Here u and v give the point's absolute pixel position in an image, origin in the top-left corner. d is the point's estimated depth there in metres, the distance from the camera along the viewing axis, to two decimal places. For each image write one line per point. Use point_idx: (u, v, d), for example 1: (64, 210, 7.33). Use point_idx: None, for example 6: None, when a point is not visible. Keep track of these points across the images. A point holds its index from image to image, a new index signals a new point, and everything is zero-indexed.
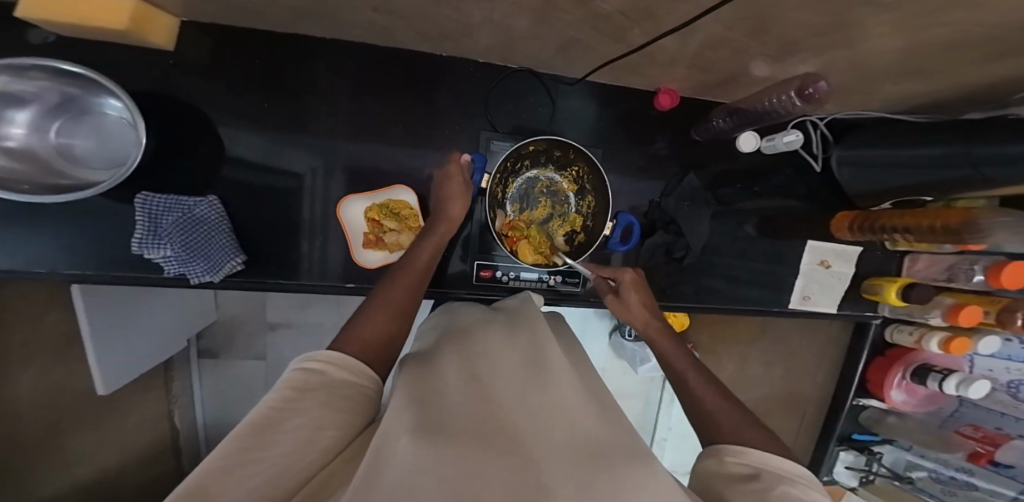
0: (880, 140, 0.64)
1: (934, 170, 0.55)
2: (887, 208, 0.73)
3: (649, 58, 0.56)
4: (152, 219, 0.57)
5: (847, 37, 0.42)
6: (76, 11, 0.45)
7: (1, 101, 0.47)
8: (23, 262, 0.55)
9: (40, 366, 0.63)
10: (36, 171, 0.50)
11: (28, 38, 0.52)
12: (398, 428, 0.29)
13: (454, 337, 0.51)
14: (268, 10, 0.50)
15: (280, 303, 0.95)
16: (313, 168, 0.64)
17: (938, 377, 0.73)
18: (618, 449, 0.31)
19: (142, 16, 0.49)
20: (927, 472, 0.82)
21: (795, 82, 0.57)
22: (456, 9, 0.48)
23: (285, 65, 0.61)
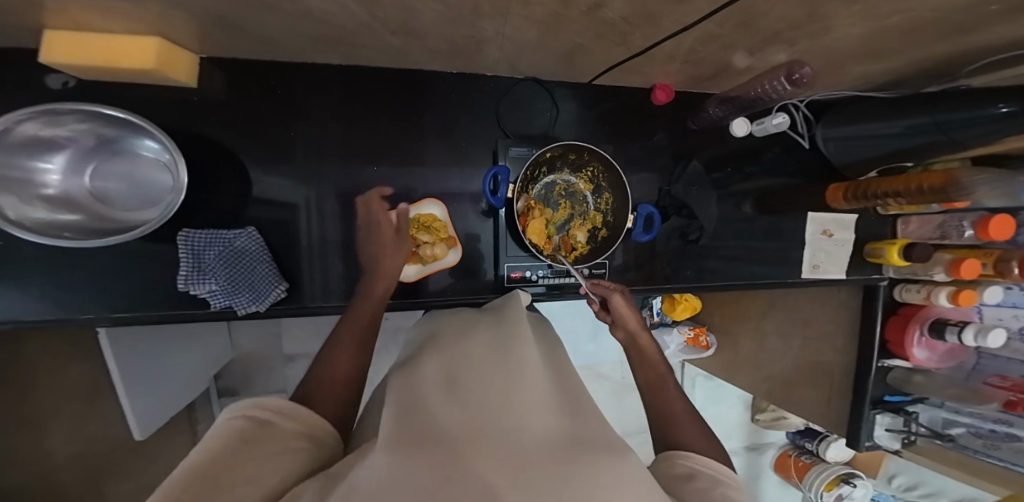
0: (855, 116, 0.69)
1: (907, 138, 0.59)
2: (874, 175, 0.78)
3: (649, 58, 0.62)
4: (195, 254, 0.57)
5: (823, 27, 0.47)
6: (104, 54, 0.47)
7: (40, 148, 0.49)
8: (70, 310, 0.55)
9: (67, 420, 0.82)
10: (73, 213, 0.51)
11: (46, 83, 0.53)
12: (381, 445, 0.32)
13: (433, 350, 0.53)
14: (292, 41, 0.53)
15: (296, 336, 1.14)
16: (307, 199, 0.65)
17: (955, 330, 0.72)
18: (583, 444, 0.35)
19: (166, 54, 0.50)
20: (964, 428, 0.79)
21: (782, 69, 0.63)
22: (471, 28, 0.52)
23: (305, 92, 0.64)
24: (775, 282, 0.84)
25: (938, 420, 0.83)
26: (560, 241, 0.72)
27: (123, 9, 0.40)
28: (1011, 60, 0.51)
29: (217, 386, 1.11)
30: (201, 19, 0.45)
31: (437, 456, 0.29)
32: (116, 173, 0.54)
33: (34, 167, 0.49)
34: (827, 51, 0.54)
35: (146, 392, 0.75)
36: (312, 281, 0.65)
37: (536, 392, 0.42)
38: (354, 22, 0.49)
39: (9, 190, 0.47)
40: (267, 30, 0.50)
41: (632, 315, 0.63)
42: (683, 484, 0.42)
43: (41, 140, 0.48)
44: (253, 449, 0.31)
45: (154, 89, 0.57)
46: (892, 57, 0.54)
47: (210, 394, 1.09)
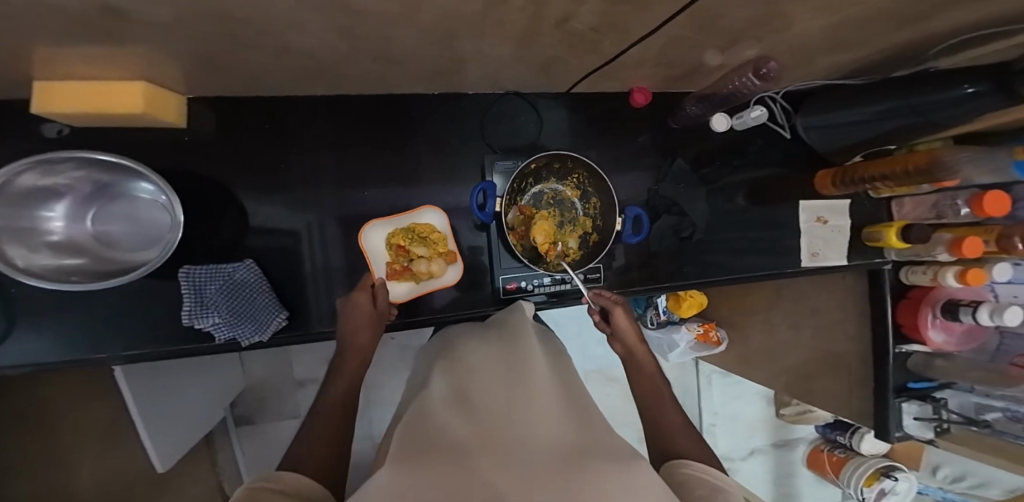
0: (831, 104, 0.69)
1: (885, 122, 0.59)
2: (860, 159, 0.77)
3: (620, 64, 0.63)
4: (196, 289, 0.59)
5: (782, 23, 0.48)
6: (98, 101, 0.49)
7: (42, 197, 0.51)
8: (83, 351, 0.57)
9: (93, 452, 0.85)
10: (79, 256, 0.54)
11: (43, 131, 0.56)
12: (395, 460, 0.34)
13: (443, 367, 0.56)
14: (275, 76, 0.56)
15: (306, 362, 1.16)
16: (305, 224, 0.67)
17: (969, 311, 0.70)
18: (588, 451, 0.36)
19: (153, 99, 0.53)
20: (1000, 413, 0.73)
21: (749, 66, 0.63)
22: (445, 51, 0.55)
23: (291, 124, 0.66)
24: (776, 272, 0.83)
25: (970, 406, 0.78)
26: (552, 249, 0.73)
27: (118, 60, 0.43)
28: (972, 41, 0.52)
29: (234, 415, 1.13)
30: (188, 63, 0.48)
31: (445, 468, 0.31)
32: (117, 215, 0.57)
33: (38, 216, 0.52)
34: (793, 42, 0.55)
35: (165, 425, 0.77)
36: (313, 307, 0.67)
37: (543, 404, 0.43)
38: (333, 55, 0.51)
39: (17, 239, 0.49)
40: (252, 69, 0.52)
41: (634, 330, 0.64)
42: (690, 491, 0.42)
43: (43, 189, 0.51)
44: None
45: (149, 132, 0.60)
46: (858, 45, 0.55)
47: (227, 423, 1.11)
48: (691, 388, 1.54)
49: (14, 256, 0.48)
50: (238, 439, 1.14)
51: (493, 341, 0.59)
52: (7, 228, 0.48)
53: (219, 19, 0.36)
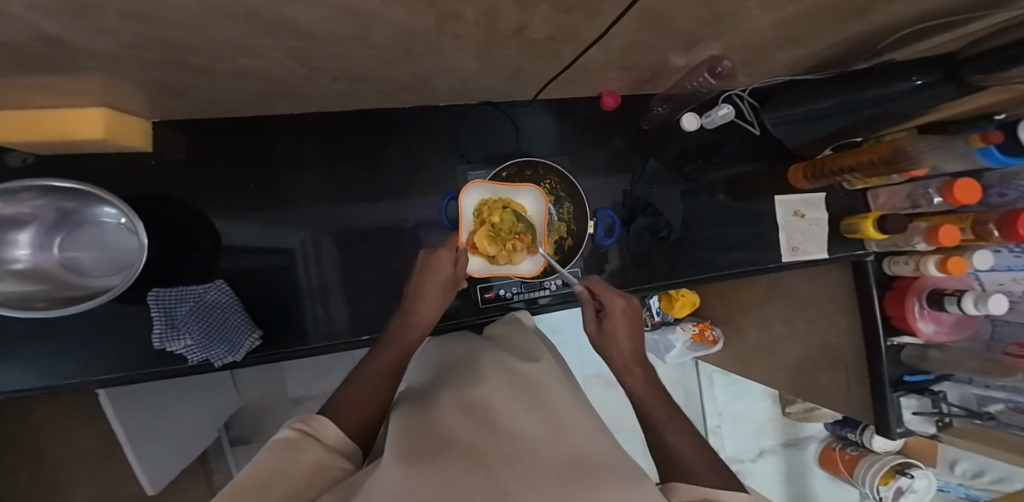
0: (795, 99, 0.69)
1: (845, 115, 0.60)
2: (830, 152, 0.77)
3: (582, 69, 0.63)
4: (168, 312, 0.59)
5: (731, 23, 0.48)
6: (56, 128, 0.50)
7: (4, 227, 0.52)
8: (54, 379, 0.57)
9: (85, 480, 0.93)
10: (47, 284, 0.54)
11: (6, 161, 0.56)
12: (391, 459, 0.34)
13: (445, 370, 0.55)
14: (237, 98, 0.56)
15: (299, 379, 1.15)
16: (302, 241, 0.67)
17: (953, 300, 0.70)
18: (587, 464, 0.35)
19: (114, 121, 0.53)
20: (1003, 404, 0.70)
21: (705, 65, 0.64)
22: (405, 66, 0.55)
23: (262, 144, 0.66)
24: (758, 269, 0.82)
25: (971, 397, 0.75)
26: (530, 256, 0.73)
27: (73, 90, 0.44)
28: (919, 31, 0.53)
29: (229, 436, 1.11)
30: (146, 88, 0.48)
31: (441, 475, 0.30)
32: (85, 241, 0.57)
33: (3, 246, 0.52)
34: (750, 40, 0.55)
35: (152, 449, 0.77)
36: (289, 324, 0.66)
37: (543, 416, 0.42)
38: (292, 75, 0.52)
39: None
40: (214, 92, 0.53)
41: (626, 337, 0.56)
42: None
43: (6, 219, 0.51)
44: (283, 471, 0.36)
45: (118, 158, 0.60)
46: (814, 40, 0.56)
47: (221, 444, 1.10)
48: (693, 389, 1.52)
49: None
50: (234, 459, 1.12)
51: (493, 349, 0.58)
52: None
53: (166, 49, 0.37)
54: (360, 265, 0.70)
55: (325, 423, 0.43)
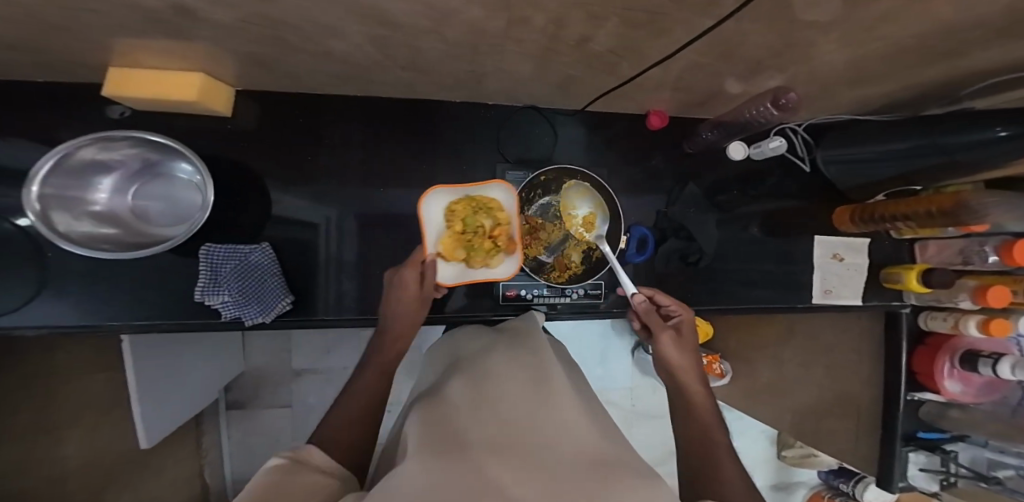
0: (859, 138, 0.70)
1: (907, 160, 0.61)
2: (882, 198, 0.76)
3: (639, 86, 0.65)
4: (213, 268, 0.62)
5: (804, 53, 0.50)
6: (151, 87, 0.54)
7: (93, 169, 0.56)
8: (102, 317, 0.60)
9: (83, 432, 0.75)
10: (115, 228, 0.58)
11: (108, 112, 0.61)
12: (417, 457, 0.34)
13: (456, 367, 0.57)
14: (311, 76, 0.59)
15: (305, 352, 1.12)
16: (328, 218, 0.70)
17: (989, 362, 0.68)
18: (606, 465, 0.36)
19: (209, 88, 0.58)
20: (1014, 470, 0.70)
21: (768, 95, 0.64)
22: (472, 63, 0.57)
23: (319, 122, 0.70)
24: (783, 306, 0.81)
25: (981, 461, 0.75)
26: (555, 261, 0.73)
27: (176, 49, 0.47)
28: (1011, 82, 0.53)
29: (227, 400, 1.10)
30: (236, 58, 0.52)
31: (469, 466, 0.32)
32: (155, 193, 0.61)
33: (86, 187, 0.56)
34: (817, 70, 0.55)
35: (156, 402, 0.77)
36: (317, 295, 0.68)
37: (561, 415, 0.43)
38: (367, 60, 0.55)
39: (64, 208, 0.54)
40: (294, 69, 0.57)
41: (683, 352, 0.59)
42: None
43: (97, 162, 0.56)
44: (282, 485, 0.36)
45: (189, 119, 0.64)
46: (881, 75, 0.56)
47: (219, 406, 1.09)
48: None
49: (57, 222, 0.53)
50: (226, 422, 1.10)
51: (506, 346, 0.59)
52: (55, 197, 0.53)
53: (269, 24, 0.39)
54: (390, 251, 0.72)
55: (312, 450, 0.42)
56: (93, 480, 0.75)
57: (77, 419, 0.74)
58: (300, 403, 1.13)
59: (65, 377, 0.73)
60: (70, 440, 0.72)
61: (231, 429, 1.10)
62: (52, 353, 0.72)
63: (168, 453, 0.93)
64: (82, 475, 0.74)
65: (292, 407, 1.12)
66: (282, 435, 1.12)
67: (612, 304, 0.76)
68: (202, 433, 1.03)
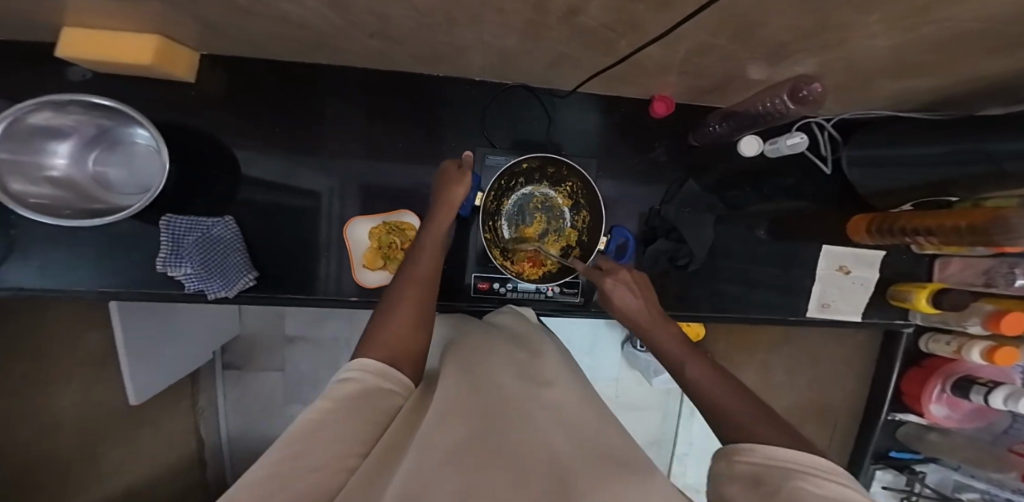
0: (887, 138, 0.64)
1: (944, 167, 0.55)
2: (908, 209, 0.68)
3: (639, 67, 0.58)
4: (174, 239, 0.60)
5: (841, 37, 0.44)
6: (105, 52, 0.53)
7: (47, 136, 0.57)
8: (68, 283, 0.60)
9: (76, 386, 0.76)
10: (73, 194, 0.59)
11: (70, 75, 0.60)
12: (381, 464, 0.32)
13: (484, 338, 0.57)
14: (277, 39, 0.55)
15: (297, 319, 1.11)
16: (332, 190, 0.67)
17: (982, 391, 0.64)
18: (608, 461, 0.33)
19: (164, 54, 0.56)
20: (978, 494, 0.72)
21: (787, 85, 0.54)
22: (449, 34, 0.51)
23: (294, 91, 0.65)
24: (775, 320, 0.76)
25: (948, 482, 0.77)
26: (526, 254, 0.68)
27: (122, 5, 0.44)
28: None
29: (223, 360, 1.10)
30: (190, 16, 0.47)
31: (432, 463, 0.28)
32: (114, 160, 0.62)
33: (44, 153, 0.57)
34: (850, 52, 0.47)
35: (151, 360, 0.78)
36: (284, 272, 0.66)
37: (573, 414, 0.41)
38: (332, 26, 0.50)
39: (18, 172, 0.54)
40: (259, 32, 0.53)
41: (639, 300, 0.54)
42: (743, 489, 0.31)
43: (50, 129, 0.56)
44: (336, 422, 0.34)
45: (160, 83, 0.62)
46: (926, 61, 0.47)
47: (215, 365, 1.09)
48: None
49: (14, 187, 0.54)
50: (223, 382, 1.11)
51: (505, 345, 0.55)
52: (11, 162, 0.53)
53: None
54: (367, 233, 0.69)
55: (374, 364, 0.42)
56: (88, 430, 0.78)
57: (69, 375, 0.76)
58: (294, 368, 1.12)
59: (47, 342, 0.73)
60: (63, 387, 0.75)
61: (227, 390, 1.11)
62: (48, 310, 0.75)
63: (163, 410, 0.95)
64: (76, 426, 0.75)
65: (285, 372, 1.12)
66: (277, 397, 1.12)
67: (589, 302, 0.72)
68: (197, 393, 1.05)
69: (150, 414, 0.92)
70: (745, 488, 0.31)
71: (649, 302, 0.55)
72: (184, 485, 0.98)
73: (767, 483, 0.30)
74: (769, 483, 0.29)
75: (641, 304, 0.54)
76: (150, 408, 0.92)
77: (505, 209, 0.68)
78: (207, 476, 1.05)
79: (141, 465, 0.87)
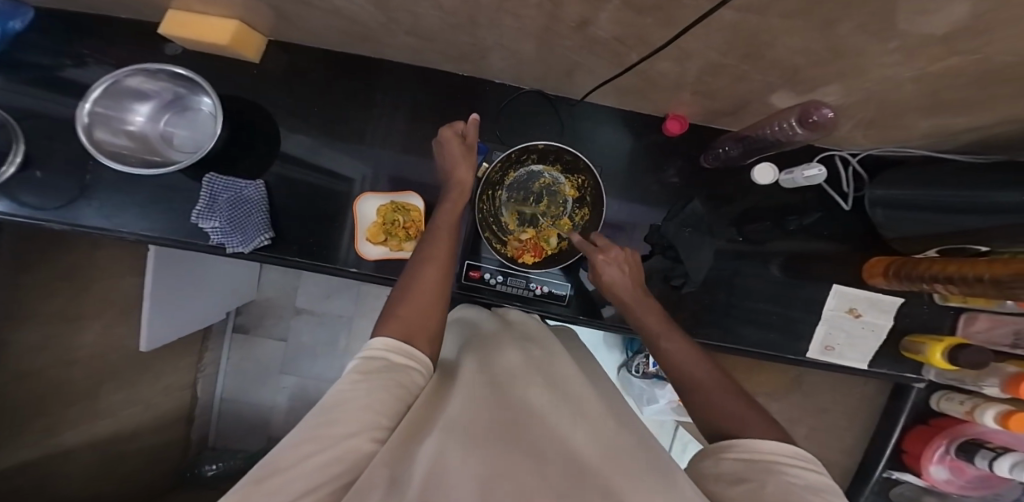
0: (914, 178, 0.54)
1: (966, 215, 0.46)
2: (935, 255, 0.59)
3: (652, 83, 0.59)
4: (212, 196, 0.66)
5: (850, 63, 0.40)
6: (195, 31, 0.63)
7: (135, 96, 0.66)
8: (115, 224, 0.67)
9: (95, 331, 0.83)
10: (143, 147, 0.68)
11: (167, 50, 0.70)
12: (404, 440, 0.35)
13: (509, 329, 0.59)
14: (323, 27, 0.61)
15: (311, 292, 1.19)
16: (363, 175, 0.72)
17: (988, 455, 0.61)
18: (617, 462, 0.34)
19: (242, 36, 0.65)
20: None
21: (796, 110, 0.52)
22: (471, 35, 0.56)
23: (332, 76, 0.72)
24: (773, 356, 0.71)
25: None
26: (518, 240, 0.70)
27: None
28: None
29: (234, 322, 1.19)
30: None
31: (464, 459, 0.30)
32: (182, 122, 0.70)
33: (129, 110, 0.67)
34: (878, 90, 0.44)
35: (168, 313, 0.83)
36: (296, 239, 0.69)
37: (587, 415, 0.42)
38: (372, 21, 0.56)
39: (105, 125, 0.65)
40: (310, 21, 0.60)
41: (625, 275, 0.57)
42: (730, 484, 0.35)
43: (138, 90, 0.66)
44: (361, 397, 0.37)
45: (229, 62, 0.71)
46: (962, 106, 0.43)
47: (226, 326, 1.18)
48: None
49: (98, 137, 0.64)
50: (229, 344, 1.19)
51: (520, 338, 0.56)
52: (102, 115, 0.64)
53: None
54: None
55: (389, 343, 0.43)
56: (98, 370, 0.83)
57: (96, 315, 0.83)
58: (293, 339, 1.19)
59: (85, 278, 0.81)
60: (88, 324, 0.81)
61: (230, 351, 1.19)
62: (95, 254, 0.84)
63: (168, 362, 1.01)
64: (87, 365, 0.81)
65: (286, 342, 1.19)
66: (275, 364, 1.19)
67: (574, 311, 0.72)
68: (204, 351, 1.13)
69: (156, 366, 0.98)
70: (728, 483, 0.35)
71: (633, 279, 0.57)
72: (169, 435, 1.03)
73: (755, 478, 0.34)
74: (753, 480, 0.34)
75: (626, 281, 0.56)
76: (158, 360, 0.98)
77: (511, 180, 0.71)
78: (191, 431, 1.11)
79: (139, 409, 0.93)
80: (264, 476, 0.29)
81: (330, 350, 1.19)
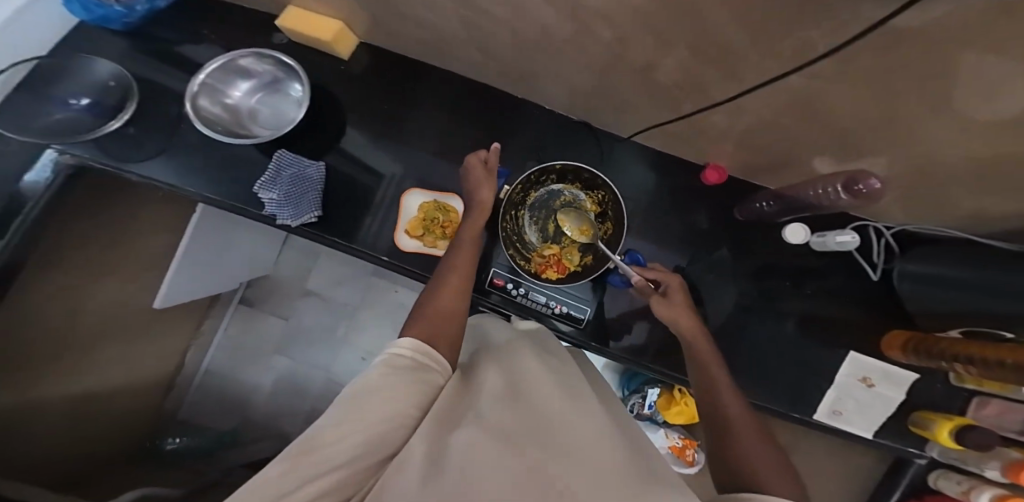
0: (948, 257, 0.57)
1: (992, 297, 0.48)
2: (957, 334, 0.59)
3: (700, 131, 0.63)
4: (277, 170, 0.70)
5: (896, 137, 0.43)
6: (302, 25, 0.72)
7: (240, 73, 0.73)
8: (180, 182, 0.70)
9: (114, 280, 0.84)
10: (232, 119, 0.74)
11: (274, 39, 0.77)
12: (432, 430, 0.35)
13: (534, 340, 0.59)
14: (406, 33, 0.67)
15: (324, 277, 1.21)
16: (392, 174, 0.74)
17: None
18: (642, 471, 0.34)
19: (341, 36, 0.73)
20: None
21: (844, 177, 0.57)
22: (538, 61, 0.61)
23: (401, 79, 0.77)
24: (779, 412, 0.73)
25: None
26: (544, 256, 0.73)
27: None
28: None
29: (243, 293, 1.21)
30: None
31: (493, 450, 0.30)
32: (271, 101, 0.76)
33: (231, 85, 0.74)
34: (920, 159, 0.48)
35: (188, 274, 0.85)
36: (339, 222, 0.71)
37: (612, 429, 0.41)
38: (453, 34, 0.62)
39: (208, 94, 0.72)
40: (396, 25, 0.65)
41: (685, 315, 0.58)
42: None
43: (244, 68, 0.72)
44: (388, 389, 0.38)
45: (311, 53, 0.76)
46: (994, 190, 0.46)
47: (234, 296, 1.20)
48: None
49: (200, 103, 0.71)
50: (233, 314, 1.21)
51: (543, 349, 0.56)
52: (208, 86, 0.71)
53: None
54: None
55: (412, 345, 0.44)
56: (103, 320, 0.84)
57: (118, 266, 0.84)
58: (296, 321, 1.20)
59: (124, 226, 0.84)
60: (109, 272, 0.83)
61: (231, 322, 1.20)
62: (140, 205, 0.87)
63: (168, 324, 1.02)
64: (96, 312, 0.82)
65: (286, 320, 1.20)
66: (275, 343, 1.19)
67: (588, 336, 0.73)
68: (204, 318, 1.14)
69: (157, 325, 0.98)
70: None
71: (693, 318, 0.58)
72: (146, 396, 1.03)
73: None
74: None
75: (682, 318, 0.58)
76: (160, 320, 0.99)
77: (532, 200, 0.75)
78: (163, 399, 1.10)
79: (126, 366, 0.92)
80: (300, 453, 0.32)
81: (331, 339, 1.19)
